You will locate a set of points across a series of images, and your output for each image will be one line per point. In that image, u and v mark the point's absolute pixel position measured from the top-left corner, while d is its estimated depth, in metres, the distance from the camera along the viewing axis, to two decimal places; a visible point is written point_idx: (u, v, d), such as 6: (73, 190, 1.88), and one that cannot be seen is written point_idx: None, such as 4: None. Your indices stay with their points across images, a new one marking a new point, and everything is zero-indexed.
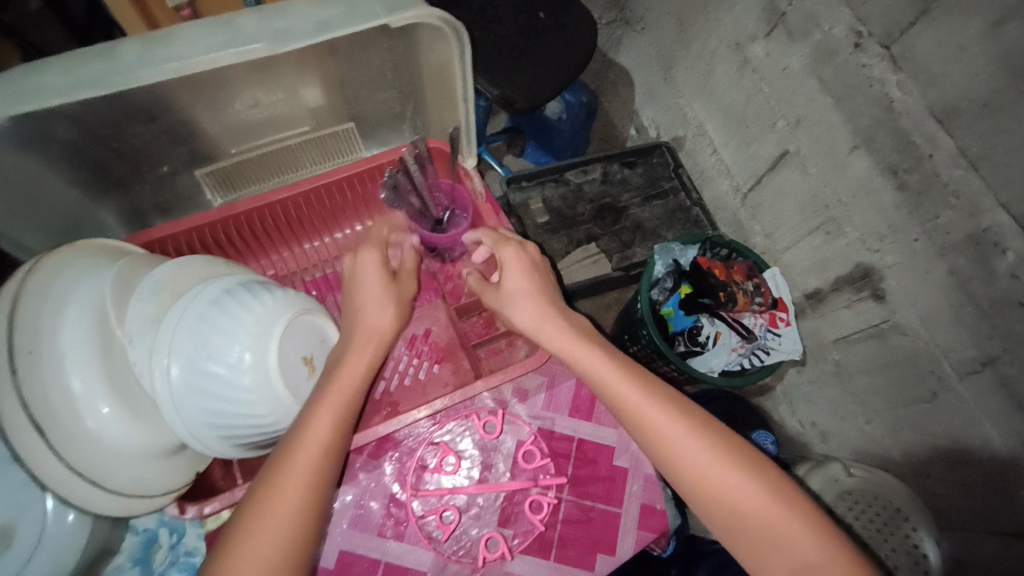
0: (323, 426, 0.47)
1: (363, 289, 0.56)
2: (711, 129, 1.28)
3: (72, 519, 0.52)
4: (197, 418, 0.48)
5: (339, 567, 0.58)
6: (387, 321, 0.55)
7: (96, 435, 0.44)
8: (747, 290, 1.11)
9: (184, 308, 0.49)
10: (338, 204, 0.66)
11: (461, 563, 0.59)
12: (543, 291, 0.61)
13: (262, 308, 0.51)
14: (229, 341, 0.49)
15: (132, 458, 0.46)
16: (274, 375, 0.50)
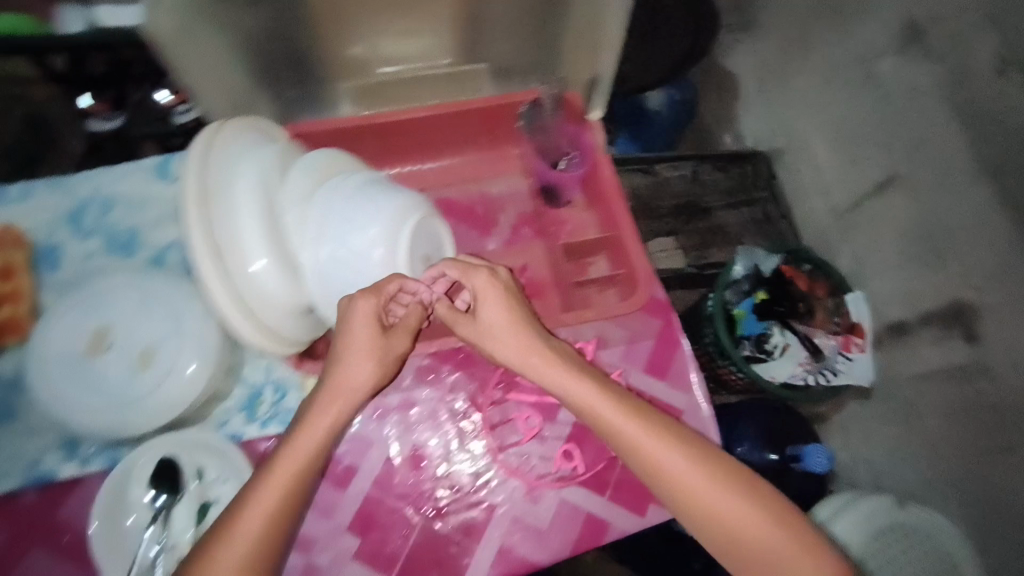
0: (296, 451, 0.48)
1: (340, 337, 0.51)
2: (816, 144, 1.23)
3: (199, 358, 0.60)
4: (334, 285, 0.53)
5: (412, 456, 0.64)
6: (364, 380, 0.50)
7: (255, 278, 0.49)
8: (827, 307, 1.11)
9: (335, 188, 0.55)
10: (462, 134, 0.71)
11: (520, 479, 0.64)
12: (523, 326, 0.56)
13: (399, 202, 0.56)
14: (371, 223, 0.54)
15: (277, 306, 0.50)
16: (403, 261, 0.55)
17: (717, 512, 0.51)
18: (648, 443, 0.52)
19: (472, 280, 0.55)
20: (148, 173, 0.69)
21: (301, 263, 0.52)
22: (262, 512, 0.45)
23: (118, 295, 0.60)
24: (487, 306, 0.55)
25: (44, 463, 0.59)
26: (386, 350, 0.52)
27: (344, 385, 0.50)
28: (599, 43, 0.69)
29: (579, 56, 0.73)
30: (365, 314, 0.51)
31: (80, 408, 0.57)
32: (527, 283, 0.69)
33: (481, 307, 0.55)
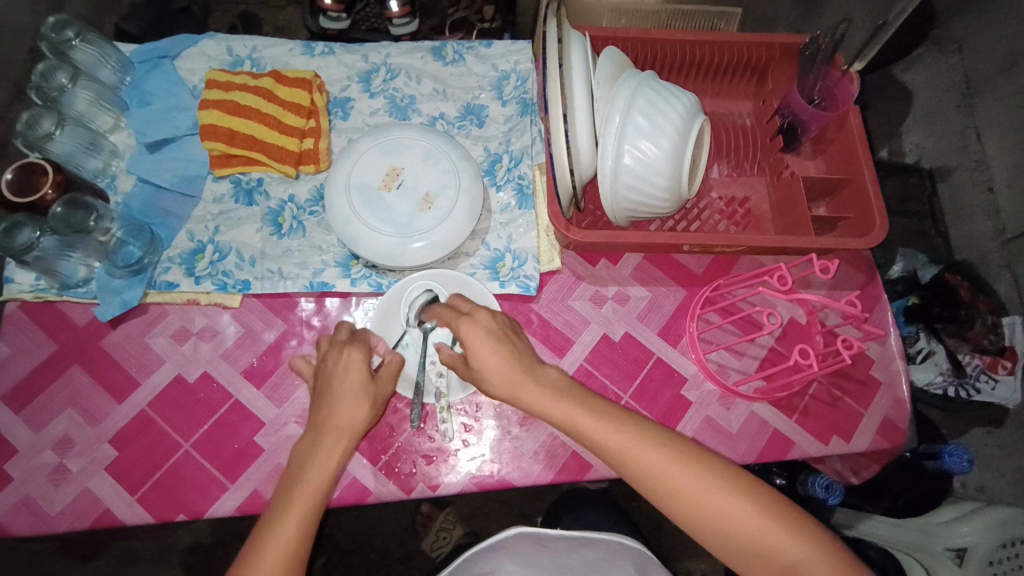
0: (311, 472, 0.50)
1: (332, 380, 0.55)
2: (996, 165, 1.13)
3: (472, 210, 0.67)
4: (628, 162, 0.59)
5: (623, 342, 0.70)
6: (362, 417, 0.53)
7: (577, 132, 0.57)
8: (987, 322, 1.05)
9: (638, 77, 0.62)
10: (716, 63, 0.76)
11: (715, 385, 0.69)
12: (516, 362, 0.56)
13: (688, 100, 0.62)
14: (667, 113, 0.60)
15: (580, 164, 0.58)
16: (687, 154, 0.61)
17: (712, 512, 0.50)
18: (623, 445, 0.52)
19: (457, 330, 0.57)
20: (426, 54, 0.79)
21: (603, 135, 0.59)
22: (287, 526, 0.47)
23: (408, 145, 0.69)
24: (472, 347, 0.56)
25: (324, 275, 0.68)
26: (375, 392, 0.55)
27: (343, 423, 0.52)
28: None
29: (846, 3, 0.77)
30: (353, 364, 0.55)
31: (363, 230, 0.64)
32: (747, 212, 0.76)
33: (469, 351, 0.57)
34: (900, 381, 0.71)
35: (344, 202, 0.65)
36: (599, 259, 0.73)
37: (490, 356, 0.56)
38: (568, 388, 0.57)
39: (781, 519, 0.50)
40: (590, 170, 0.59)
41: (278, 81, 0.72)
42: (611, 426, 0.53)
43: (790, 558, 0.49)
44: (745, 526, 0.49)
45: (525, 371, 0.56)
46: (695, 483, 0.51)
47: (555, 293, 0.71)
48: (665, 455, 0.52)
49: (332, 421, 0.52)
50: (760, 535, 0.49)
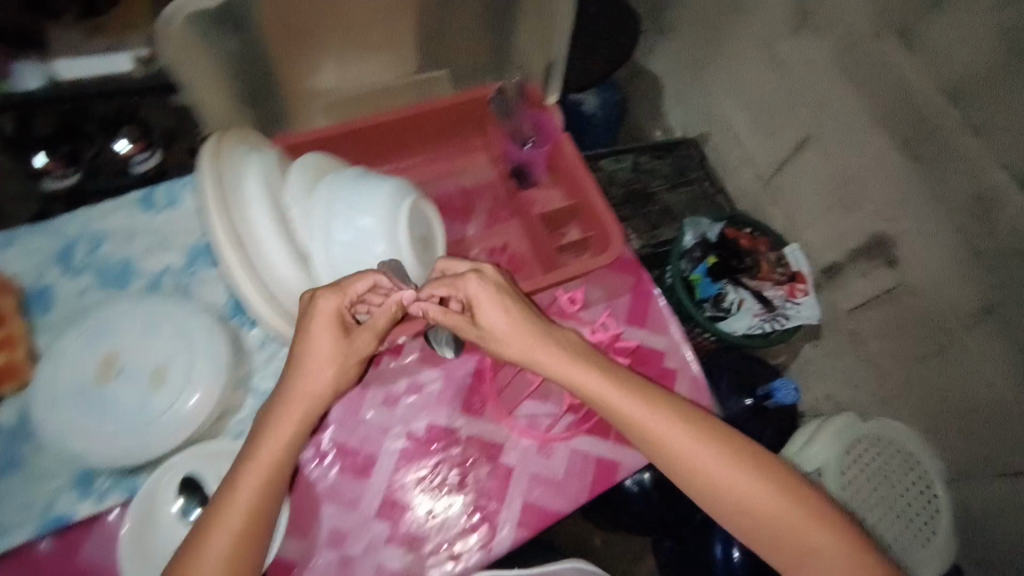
0: (260, 462, 0.53)
1: (304, 333, 0.55)
2: (737, 123, 1.42)
3: (210, 377, 0.61)
4: (348, 268, 0.58)
5: (428, 434, 0.68)
6: (326, 384, 0.55)
7: (269, 265, 0.53)
8: (770, 259, 1.24)
9: (335, 180, 0.60)
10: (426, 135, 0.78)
11: (531, 437, 0.69)
12: (528, 324, 0.61)
13: (396, 185, 0.62)
14: (369, 204, 0.59)
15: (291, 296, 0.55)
16: (406, 237, 0.60)
17: (733, 490, 0.62)
18: (667, 432, 0.63)
19: (465, 291, 0.60)
20: (132, 206, 0.71)
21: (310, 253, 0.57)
22: (240, 503, 0.52)
23: (129, 316, 0.63)
24: (486, 308, 0.60)
25: (58, 505, 0.59)
26: (353, 349, 0.55)
27: (305, 393, 0.54)
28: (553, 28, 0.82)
29: (529, 46, 0.86)
30: (327, 312, 0.54)
31: (91, 439, 0.58)
32: (510, 257, 0.77)
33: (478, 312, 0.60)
34: (692, 364, 0.75)
35: (59, 414, 0.58)
36: (381, 357, 0.71)
37: (502, 314, 0.60)
38: (584, 353, 0.64)
39: (788, 492, 0.63)
40: (305, 295, 0.57)
41: None
42: (652, 410, 0.63)
43: (801, 533, 0.61)
44: (760, 503, 0.62)
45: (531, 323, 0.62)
46: (730, 468, 0.62)
47: (345, 411, 0.68)
48: (706, 442, 0.63)
49: (298, 391, 0.54)
50: (775, 511, 0.62)
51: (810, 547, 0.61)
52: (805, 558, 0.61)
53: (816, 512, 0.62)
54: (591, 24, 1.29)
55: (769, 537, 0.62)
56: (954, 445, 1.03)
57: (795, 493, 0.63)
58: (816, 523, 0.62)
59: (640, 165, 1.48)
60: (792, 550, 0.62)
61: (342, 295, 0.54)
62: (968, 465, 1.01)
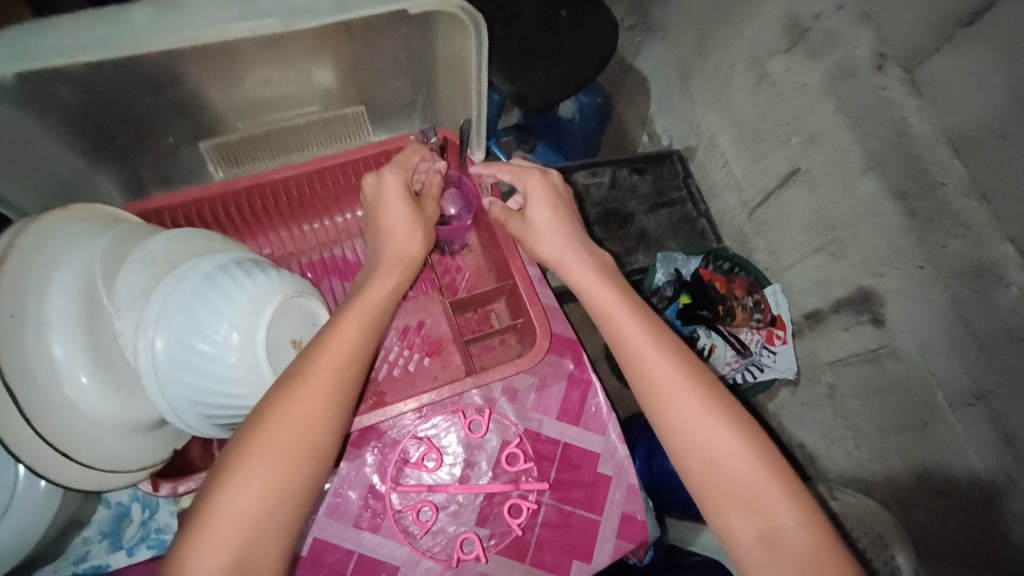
0: (339, 341, 0.59)
1: (387, 219, 0.70)
2: (723, 142, 1.29)
3: (39, 492, 0.69)
4: (179, 391, 0.63)
5: (313, 554, 0.60)
6: (415, 245, 0.69)
7: (73, 401, 0.60)
8: (747, 306, 1.12)
9: (174, 290, 0.64)
10: (305, 195, 0.85)
11: (434, 560, 0.61)
12: (563, 224, 0.74)
13: (250, 298, 0.65)
14: (211, 320, 0.63)
15: (104, 428, 0.62)
16: (258, 352, 0.64)
17: (716, 449, 0.61)
18: (649, 358, 0.65)
19: (524, 183, 0.75)
20: None
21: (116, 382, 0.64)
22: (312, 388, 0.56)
23: None
24: (534, 199, 0.75)
25: None
26: (422, 219, 0.71)
27: (403, 253, 0.68)
28: (468, 88, 0.76)
29: (453, 97, 0.82)
30: (394, 185, 0.70)
31: None
32: (424, 339, 0.76)
33: (530, 202, 0.75)
34: (629, 469, 0.65)
35: None
36: None
37: (549, 213, 0.74)
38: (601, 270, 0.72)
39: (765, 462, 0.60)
40: (130, 421, 0.65)
41: None
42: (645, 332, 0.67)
43: (773, 515, 0.58)
44: (737, 478, 0.60)
45: (570, 231, 0.74)
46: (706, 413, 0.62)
47: None
48: (687, 380, 0.64)
49: (392, 251, 0.68)
50: (750, 487, 0.59)
51: (783, 534, 0.57)
52: (779, 545, 0.57)
53: (797, 498, 0.59)
54: (560, 28, 1.14)
55: (742, 518, 0.59)
56: (926, 525, 0.93)
57: (770, 462, 0.60)
58: (794, 509, 0.58)
59: (618, 181, 1.33)
60: (765, 534, 0.58)
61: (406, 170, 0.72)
62: (940, 548, 0.90)
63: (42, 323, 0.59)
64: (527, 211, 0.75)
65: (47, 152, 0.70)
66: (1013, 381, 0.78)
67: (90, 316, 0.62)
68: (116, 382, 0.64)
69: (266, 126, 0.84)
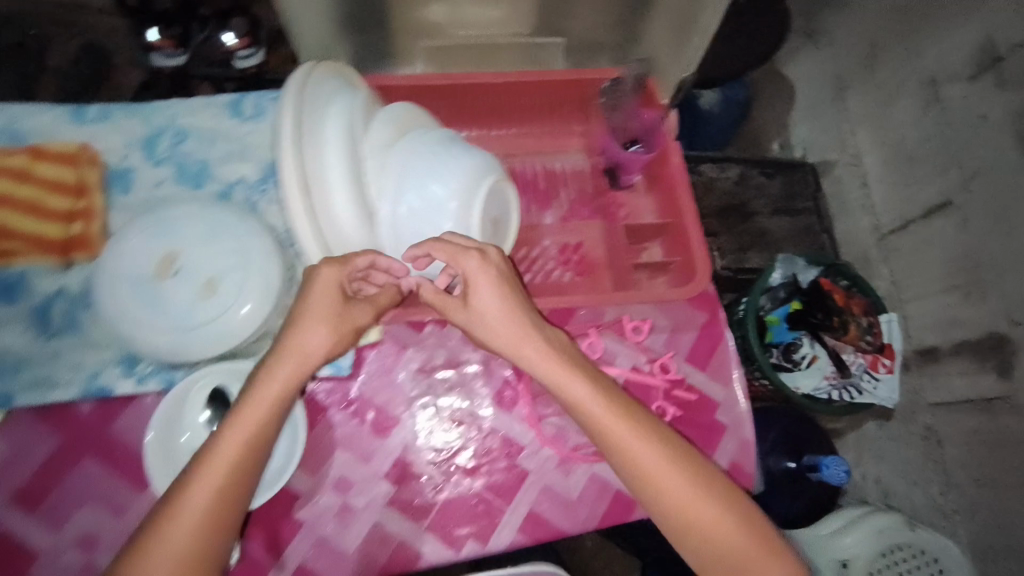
0: (233, 440, 0.46)
1: (296, 319, 0.49)
2: (869, 162, 1.25)
3: (244, 312, 0.59)
4: (410, 242, 0.54)
5: (452, 415, 0.65)
6: (321, 344, 0.49)
7: (333, 210, 0.49)
8: (861, 325, 1.09)
9: (416, 141, 0.55)
10: (511, 105, 0.71)
11: (553, 450, 0.65)
12: (524, 317, 0.53)
13: (475, 164, 0.56)
14: (449, 174, 0.54)
15: (350, 254, 0.51)
16: (475, 219, 0.55)
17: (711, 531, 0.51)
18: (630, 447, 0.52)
19: (464, 267, 0.52)
20: (221, 109, 0.70)
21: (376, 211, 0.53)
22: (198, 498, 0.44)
23: (186, 221, 0.62)
24: (478, 290, 0.52)
25: (102, 377, 0.60)
26: (348, 319, 0.50)
27: (297, 353, 0.49)
28: (697, 25, 0.64)
29: (663, 41, 0.70)
30: (327, 294, 0.49)
31: (135, 326, 0.58)
32: (580, 259, 0.71)
33: (471, 291, 0.52)
34: (745, 424, 0.69)
35: (113, 300, 0.58)
36: (425, 323, 0.67)
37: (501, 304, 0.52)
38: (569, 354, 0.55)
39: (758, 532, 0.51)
40: (366, 250, 0.53)
41: (37, 157, 0.63)
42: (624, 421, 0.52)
43: (709, 527, 0.51)
44: (673, 494, 0.52)
45: (533, 321, 0.54)
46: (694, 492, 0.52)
47: (377, 367, 0.66)
48: (669, 461, 0.52)
49: (288, 347, 0.48)
50: (685, 503, 0.51)
51: (726, 546, 0.51)
52: (716, 555, 0.51)
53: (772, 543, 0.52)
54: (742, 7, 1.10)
55: (682, 534, 0.52)
56: None
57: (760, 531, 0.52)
58: (737, 519, 0.52)
59: (745, 179, 1.34)
60: (704, 547, 0.51)
61: (345, 267, 0.49)
62: None
63: (306, 129, 0.49)
64: (470, 300, 0.53)
65: None
66: None
67: (353, 146, 0.52)
68: (370, 201, 0.53)
69: (463, 38, 0.73)
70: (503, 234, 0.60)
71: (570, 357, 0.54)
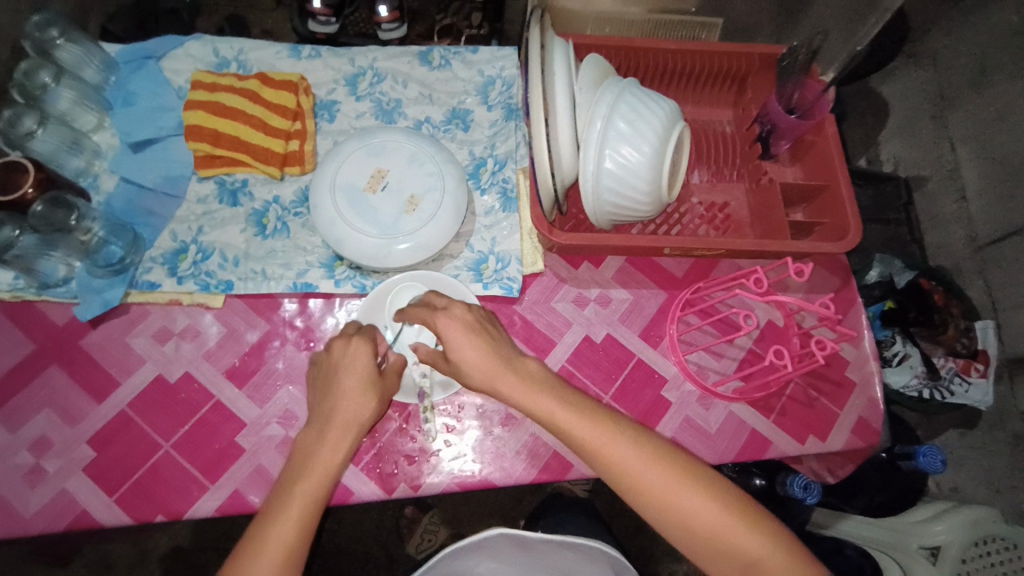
0: (318, 464, 0.52)
1: (338, 382, 0.56)
2: (967, 177, 1.21)
3: (407, 246, 0.65)
4: (609, 169, 0.61)
5: (605, 344, 0.71)
6: (368, 413, 0.55)
7: (558, 134, 0.58)
8: (959, 327, 1.09)
9: (621, 86, 0.63)
10: (679, 71, 0.79)
11: (695, 385, 0.70)
12: (498, 356, 0.57)
13: (668, 113, 0.63)
14: (650, 120, 0.62)
15: (563, 171, 0.59)
16: (667, 158, 0.63)
17: (680, 514, 0.51)
18: (588, 435, 0.53)
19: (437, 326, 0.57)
20: (413, 58, 0.80)
21: (585, 141, 0.61)
22: (298, 506, 0.50)
23: (392, 144, 0.70)
24: (452, 343, 0.57)
25: (308, 276, 0.68)
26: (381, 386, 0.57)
27: (348, 417, 0.54)
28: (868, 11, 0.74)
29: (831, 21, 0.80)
30: (360, 357, 0.57)
31: (341, 229, 0.65)
32: (725, 217, 0.78)
33: (447, 346, 0.57)
34: (873, 383, 0.73)
35: (330, 204, 0.66)
36: (582, 262, 0.74)
37: (474, 349, 0.56)
38: (549, 382, 0.57)
39: (734, 509, 0.51)
40: (570, 176, 0.61)
41: (265, 83, 0.73)
42: (578, 414, 0.54)
43: (690, 514, 0.51)
44: (650, 483, 0.51)
45: (505, 354, 0.57)
46: (659, 474, 0.51)
47: (539, 295, 0.72)
48: (627, 445, 0.53)
49: (336, 416, 0.54)
50: (660, 493, 0.51)
51: (717, 537, 0.50)
52: (699, 540, 0.51)
53: (747, 514, 0.50)
54: None
55: (654, 517, 0.52)
56: None
57: (731, 503, 0.51)
58: (718, 504, 0.51)
59: None
60: (685, 535, 0.51)
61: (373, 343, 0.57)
62: None
63: (541, 67, 0.58)
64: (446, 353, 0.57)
65: None
66: None
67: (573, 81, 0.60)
68: (580, 137, 0.61)
69: (626, 15, 0.84)
70: (677, 180, 0.67)
71: (543, 384, 0.56)
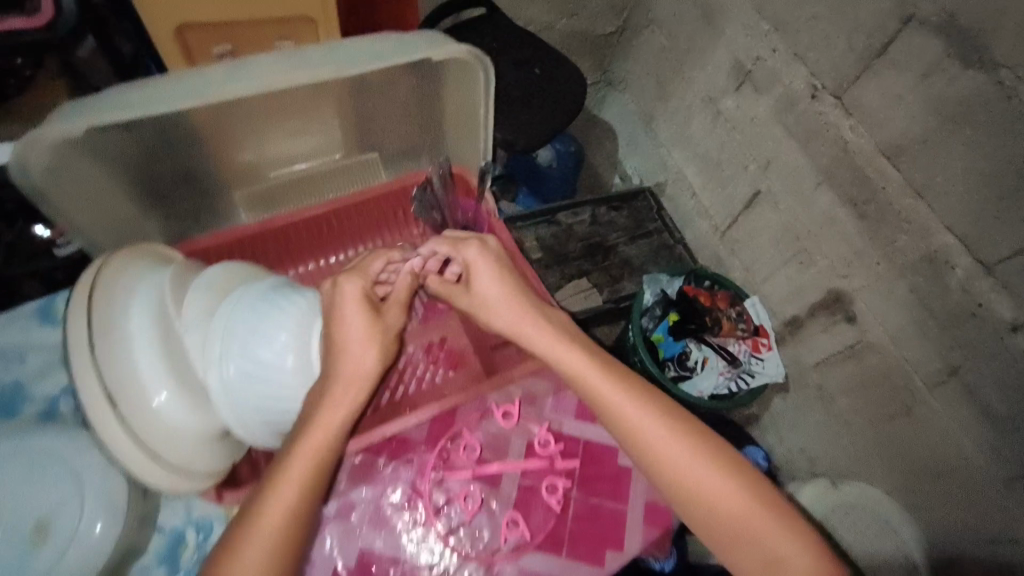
0: (303, 448, 0.49)
1: (337, 322, 0.54)
2: (689, 173, 1.25)
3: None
4: (243, 407, 0.56)
5: (359, 566, 0.60)
6: (370, 364, 0.53)
7: (155, 411, 0.53)
8: (731, 315, 1.12)
9: (233, 307, 0.57)
10: (345, 227, 0.78)
11: (473, 559, 0.61)
12: (521, 296, 0.60)
13: (294, 317, 0.57)
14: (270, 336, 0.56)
15: (184, 439, 0.54)
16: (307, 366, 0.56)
17: (715, 499, 0.52)
18: (635, 418, 0.54)
19: (466, 255, 0.61)
20: (27, 320, 0.66)
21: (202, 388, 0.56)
22: None
23: None
24: (478, 275, 0.61)
25: None
26: (384, 327, 0.55)
27: (356, 372, 0.52)
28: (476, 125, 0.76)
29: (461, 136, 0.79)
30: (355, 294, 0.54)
31: None
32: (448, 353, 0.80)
33: (475, 274, 0.61)
34: None
35: None
36: None
37: (501, 285, 0.61)
38: (578, 338, 0.59)
39: (762, 502, 0.51)
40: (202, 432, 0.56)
41: None
42: (625, 390, 0.56)
43: (719, 498, 0.51)
44: (682, 467, 0.52)
45: (530, 299, 0.61)
46: (694, 456, 0.53)
47: None
48: (668, 429, 0.54)
49: (339, 371, 0.52)
50: (691, 476, 0.52)
51: (746, 530, 0.50)
52: (728, 530, 0.51)
53: (778, 513, 0.51)
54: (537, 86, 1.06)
55: (690, 506, 0.52)
56: (937, 515, 0.85)
57: (765, 502, 0.51)
58: (750, 494, 0.52)
59: (597, 218, 1.28)
60: (714, 524, 0.52)
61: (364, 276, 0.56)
62: (958, 533, 0.82)
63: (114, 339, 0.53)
64: (473, 284, 0.62)
65: (106, 196, 0.64)
66: (980, 355, 0.75)
67: (162, 332, 0.56)
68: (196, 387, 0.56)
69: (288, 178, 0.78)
70: None
71: (568, 334, 0.59)
